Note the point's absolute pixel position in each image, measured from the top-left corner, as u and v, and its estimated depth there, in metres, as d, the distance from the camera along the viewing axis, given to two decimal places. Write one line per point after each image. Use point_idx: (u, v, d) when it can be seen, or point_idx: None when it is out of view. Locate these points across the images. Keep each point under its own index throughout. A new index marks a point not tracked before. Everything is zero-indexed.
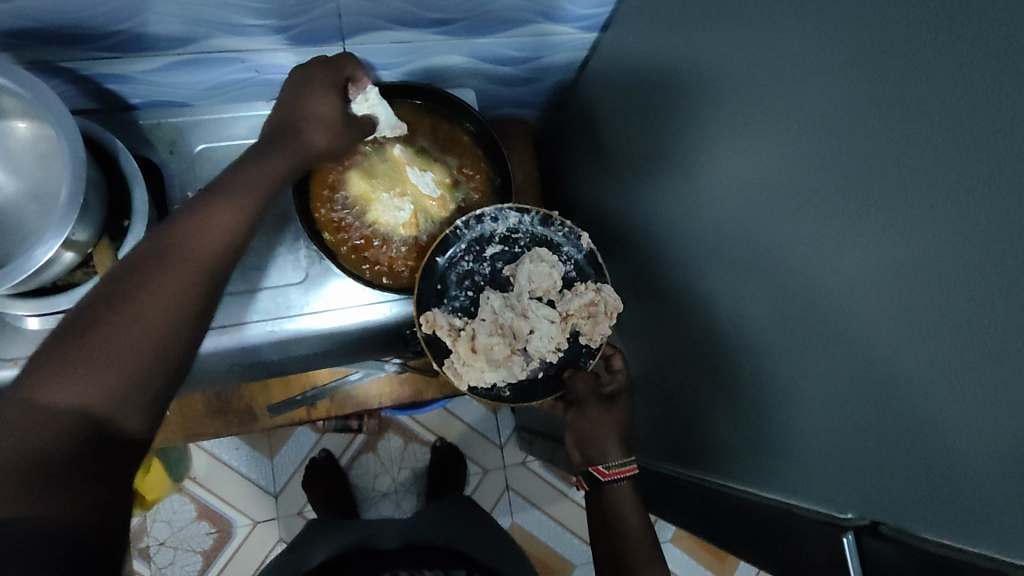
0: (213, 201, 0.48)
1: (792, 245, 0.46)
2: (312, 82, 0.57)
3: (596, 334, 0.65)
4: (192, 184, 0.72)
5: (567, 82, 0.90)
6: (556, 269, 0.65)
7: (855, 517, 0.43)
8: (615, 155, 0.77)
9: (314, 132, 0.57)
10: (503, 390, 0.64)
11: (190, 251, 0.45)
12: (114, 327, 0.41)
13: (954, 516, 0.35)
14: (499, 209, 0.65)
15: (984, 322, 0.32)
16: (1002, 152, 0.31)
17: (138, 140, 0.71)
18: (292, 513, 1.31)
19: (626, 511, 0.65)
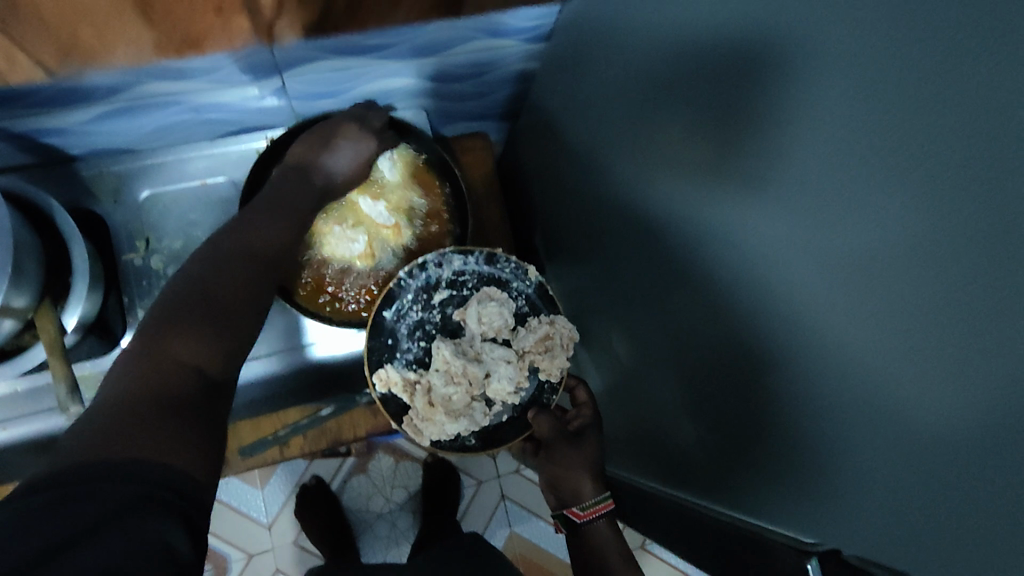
0: (280, 208, 0.58)
1: (749, 261, 0.45)
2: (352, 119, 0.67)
3: (556, 367, 0.64)
4: (140, 231, 0.70)
5: (522, 92, 0.88)
6: (506, 308, 0.65)
7: (821, 542, 0.41)
8: (574, 165, 0.76)
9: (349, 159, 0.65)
10: (468, 438, 0.64)
11: (268, 245, 0.55)
12: (217, 302, 0.49)
13: (917, 545, 0.34)
14: (442, 254, 0.66)
15: (932, 346, 0.31)
16: (943, 170, 0.30)
17: (82, 192, 0.70)
18: (286, 543, 1.30)
19: (608, 546, 0.64)
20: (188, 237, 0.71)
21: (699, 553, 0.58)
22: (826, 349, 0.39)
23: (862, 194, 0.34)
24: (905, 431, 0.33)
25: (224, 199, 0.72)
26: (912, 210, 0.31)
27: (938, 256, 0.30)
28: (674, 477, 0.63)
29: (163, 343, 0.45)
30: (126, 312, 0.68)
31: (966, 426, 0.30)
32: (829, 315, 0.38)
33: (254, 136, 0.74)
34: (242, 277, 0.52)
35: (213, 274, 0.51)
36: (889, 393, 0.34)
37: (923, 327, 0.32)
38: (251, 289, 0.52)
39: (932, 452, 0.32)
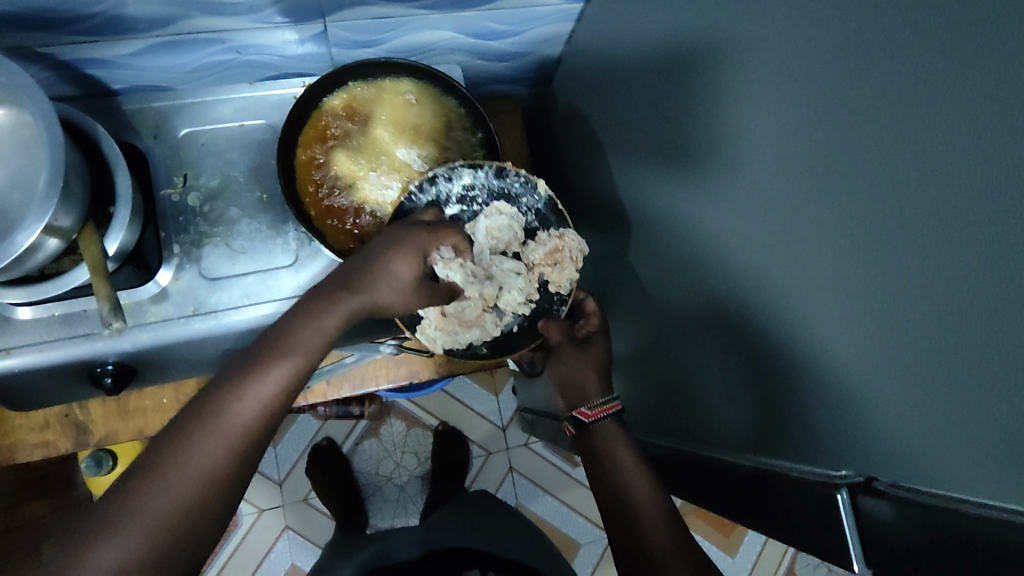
0: (266, 359, 0.50)
1: (773, 212, 0.45)
2: (404, 245, 0.56)
3: (564, 279, 0.67)
4: (178, 168, 0.71)
5: (553, 58, 0.89)
6: (515, 221, 0.67)
7: (850, 474, 0.42)
8: (602, 128, 0.76)
9: (393, 276, 0.55)
10: (480, 347, 0.67)
11: (232, 416, 0.47)
12: (184, 460, 0.45)
13: (955, 471, 0.34)
14: (452, 168, 0.67)
15: (967, 277, 0.31)
16: (986, 102, 0.30)
17: (122, 126, 0.70)
18: (297, 500, 1.32)
19: (615, 440, 0.65)
20: (225, 177, 0.72)
21: (727, 501, 0.59)
22: (852, 292, 0.39)
23: (900, 130, 0.34)
24: (935, 364, 0.34)
25: (261, 142, 0.73)
26: (955, 144, 0.31)
27: (975, 188, 0.31)
28: (691, 436, 0.64)
29: (106, 528, 0.42)
30: (162, 246, 0.69)
31: (1001, 350, 0.30)
32: (856, 256, 0.38)
33: (293, 81, 0.75)
34: (211, 445, 0.46)
35: (180, 439, 0.46)
36: (919, 328, 0.35)
37: (958, 262, 0.32)
38: (214, 466, 0.46)
39: (965, 382, 0.32)
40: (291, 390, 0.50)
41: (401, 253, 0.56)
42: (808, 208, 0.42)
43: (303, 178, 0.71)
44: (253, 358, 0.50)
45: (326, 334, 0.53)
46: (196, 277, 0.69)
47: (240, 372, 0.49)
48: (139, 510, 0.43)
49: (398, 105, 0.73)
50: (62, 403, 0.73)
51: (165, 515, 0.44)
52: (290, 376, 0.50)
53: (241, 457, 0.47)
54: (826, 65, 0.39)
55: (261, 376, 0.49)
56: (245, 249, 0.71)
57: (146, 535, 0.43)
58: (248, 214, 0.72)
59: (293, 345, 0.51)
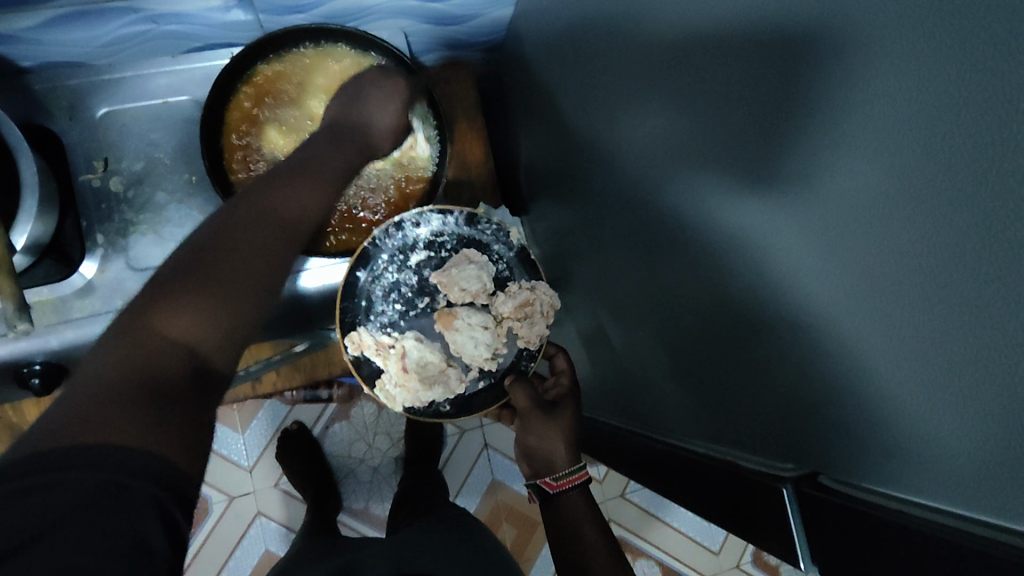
0: (300, 176, 0.50)
1: (710, 187, 0.42)
2: (382, 89, 0.61)
3: (534, 334, 0.67)
4: (98, 151, 0.66)
5: (504, 21, 0.84)
6: (485, 272, 0.68)
7: (795, 466, 0.41)
8: (551, 96, 0.73)
9: (383, 112, 0.60)
10: (442, 405, 0.67)
11: (276, 220, 0.46)
12: (235, 256, 0.43)
13: (909, 472, 0.32)
14: (420, 213, 0.67)
15: (912, 262, 0.29)
16: (928, 67, 0.26)
17: (33, 107, 0.65)
18: (268, 486, 1.30)
19: (581, 518, 0.61)
20: (150, 160, 0.67)
21: (684, 491, 0.56)
22: (791, 276, 0.36)
23: (840, 100, 0.31)
24: (878, 355, 0.32)
25: (187, 120, 0.69)
26: (890, 113, 0.28)
27: (915, 164, 0.28)
28: (649, 424, 0.61)
29: (166, 314, 0.39)
30: (85, 236, 0.65)
31: (944, 341, 0.28)
32: (802, 237, 0.35)
33: (220, 54, 0.70)
34: (265, 232, 0.45)
35: (227, 238, 0.43)
36: (859, 315, 0.32)
37: (909, 246, 0.29)
38: (268, 251, 0.45)
39: (909, 374, 0.30)
40: (322, 211, 0.50)
41: (381, 95, 0.61)
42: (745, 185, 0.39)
43: (230, 156, 0.67)
44: (283, 178, 0.49)
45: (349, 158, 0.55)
46: (124, 268, 0.65)
47: (269, 190, 0.48)
48: (204, 281, 0.41)
49: (332, 74, 0.68)
50: None
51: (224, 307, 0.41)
52: (323, 191, 0.50)
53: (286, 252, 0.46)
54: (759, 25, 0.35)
55: (301, 182, 0.49)
56: (175, 236, 0.67)
57: (213, 305, 0.40)
58: (179, 200, 0.68)
59: (318, 170, 0.51)
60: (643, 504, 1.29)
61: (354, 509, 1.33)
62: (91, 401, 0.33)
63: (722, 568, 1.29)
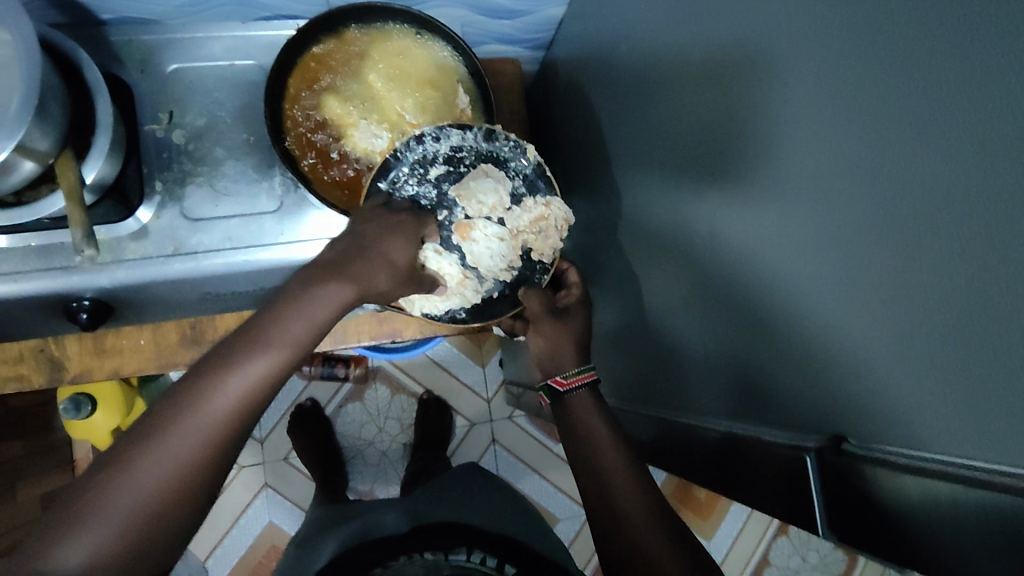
0: (270, 333, 0.46)
1: (761, 174, 0.44)
2: (393, 231, 0.57)
3: (547, 248, 0.70)
4: (164, 104, 0.70)
5: (557, 20, 0.87)
6: (502, 186, 0.69)
7: (820, 436, 0.42)
8: (597, 92, 0.75)
9: (393, 250, 0.56)
10: (458, 312, 0.71)
11: (239, 383, 0.44)
12: (197, 417, 0.43)
13: (936, 442, 0.33)
14: (441, 128, 0.66)
15: (935, 237, 0.31)
16: (969, 51, 0.28)
17: (108, 57, 0.69)
18: (278, 459, 1.32)
19: (591, 413, 0.62)
20: (211, 117, 0.71)
21: (707, 470, 0.57)
22: (826, 251, 0.38)
23: (885, 82, 0.33)
24: (907, 324, 0.33)
25: (249, 83, 0.72)
26: (930, 90, 0.30)
27: (951, 140, 0.29)
28: (673, 405, 0.63)
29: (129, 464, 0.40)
30: (144, 182, 0.67)
31: (965, 311, 0.30)
32: (841, 214, 0.37)
33: (285, 23, 0.73)
34: (187, 440, 0.42)
35: (199, 393, 0.43)
36: (890, 287, 0.34)
37: (937, 216, 0.30)
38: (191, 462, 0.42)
39: (932, 342, 0.32)
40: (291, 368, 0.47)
41: (396, 235, 0.57)
42: (788, 168, 0.41)
43: (288, 121, 0.69)
44: (261, 329, 0.46)
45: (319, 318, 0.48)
46: (177, 216, 0.68)
47: (254, 338, 0.46)
48: (101, 509, 0.39)
49: (391, 51, 0.71)
50: (37, 337, 0.72)
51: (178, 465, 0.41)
52: (289, 354, 0.46)
53: (224, 448, 0.44)
54: (813, 13, 0.37)
55: (243, 364, 0.44)
56: (229, 191, 0.70)
57: (120, 528, 0.39)
58: (236, 157, 0.71)
59: (288, 325, 0.46)
60: None
61: (360, 491, 1.35)
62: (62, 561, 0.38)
63: None
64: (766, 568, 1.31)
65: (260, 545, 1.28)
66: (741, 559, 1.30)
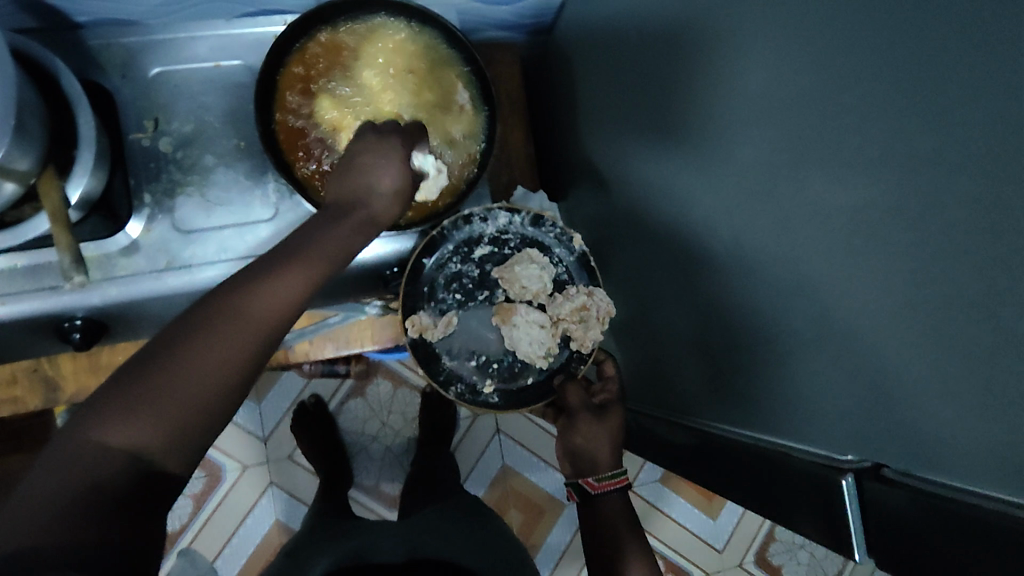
0: (295, 256, 0.44)
1: (789, 181, 0.42)
2: (385, 150, 0.53)
3: (588, 339, 0.69)
4: (149, 110, 0.66)
5: (555, 5, 0.83)
6: (546, 272, 0.71)
7: (858, 459, 0.41)
8: (600, 82, 0.72)
9: (385, 171, 0.52)
10: (491, 395, 0.71)
11: (269, 299, 0.42)
12: (234, 324, 0.40)
13: (985, 468, 0.32)
14: (489, 209, 0.71)
15: (1000, 261, 0.29)
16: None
17: (88, 63, 0.65)
18: (282, 458, 1.31)
19: (618, 517, 0.66)
20: (200, 122, 0.67)
21: (729, 482, 0.57)
22: (871, 269, 0.36)
23: (931, 97, 0.31)
24: (957, 349, 0.32)
25: (238, 84, 0.68)
26: (980, 107, 0.28)
27: (1004, 164, 0.28)
28: (696, 413, 0.63)
29: (181, 357, 0.38)
30: (133, 195, 0.65)
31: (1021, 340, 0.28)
32: (879, 228, 0.35)
33: (273, 19, 0.69)
34: (230, 344, 0.40)
35: (241, 292, 0.41)
36: (942, 311, 0.32)
37: (990, 241, 0.29)
38: (236, 364, 0.40)
39: (991, 369, 0.30)
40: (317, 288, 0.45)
41: (388, 154, 0.52)
42: (825, 178, 0.39)
43: (280, 126, 0.66)
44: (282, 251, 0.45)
45: (347, 243, 0.48)
46: (169, 229, 0.65)
47: (276, 261, 0.44)
48: (158, 400, 0.37)
49: (386, 48, 0.68)
50: (31, 358, 0.69)
51: (226, 363, 0.39)
52: (312, 276, 0.44)
53: (263, 355, 0.42)
54: (853, 14, 0.35)
55: (274, 281, 0.43)
56: (222, 200, 0.67)
57: (172, 418, 0.37)
58: (229, 164, 0.68)
59: (312, 245, 0.45)
60: (651, 497, 1.30)
61: (365, 486, 1.34)
62: (120, 443, 0.35)
63: (724, 565, 1.30)
64: (771, 545, 1.32)
65: (268, 543, 1.28)
66: (746, 538, 1.31)
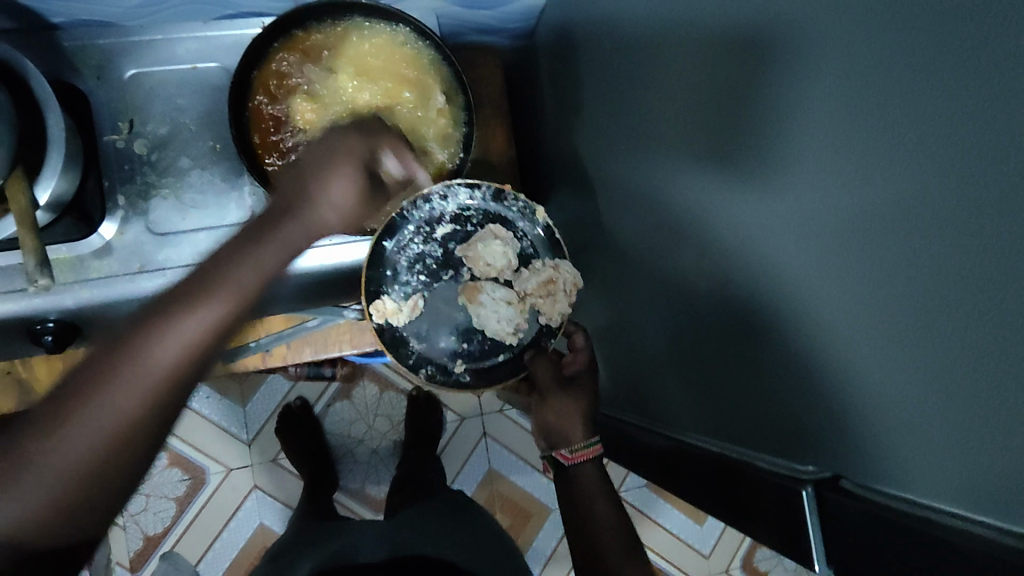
0: (198, 294, 0.39)
1: (754, 192, 0.42)
2: (334, 159, 0.44)
3: (556, 311, 0.69)
4: (124, 112, 0.66)
5: (536, 11, 0.83)
6: (511, 248, 0.70)
7: (816, 470, 0.41)
8: (580, 88, 0.72)
9: (334, 185, 0.44)
10: (462, 376, 0.69)
11: (162, 352, 0.38)
12: (126, 379, 0.37)
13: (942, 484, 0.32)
14: (448, 186, 0.68)
15: (956, 272, 0.29)
16: (1000, 76, 0.26)
17: (63, 64, 0.65)
18: (266, 460, 1.30)
19: (594, 490, 0.66)
20: (176, 124, 0.67)
21: (701, 491, 0.57)
22: (830, 278, 0.36)
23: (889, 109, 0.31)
24: (912, 363, 0.32)
25: (215, 87, 0.68)
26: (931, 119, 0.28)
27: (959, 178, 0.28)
28: (662, 422, 0.63)
29: (65, 416, 0.37)
30: (106, 197, 0.64)
31: (976, 354, 0.28)
32: (838, 240, 0.35)
33: (251, 21, 0.69)
34: (124, 395, 0.38)
35: (133, 339, 0.38)
36: (898, 324, 0.32)
37: (946, 254, 0.29)
38: (133, 414, 0.38)
39: (948, 381, 0.30)
40: (227, 330, 0.40)
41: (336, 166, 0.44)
42: (790, 188, 0.38)
43: (257, 128, 0.66)
44: (186, 287, 0.40)
45: (265, 270, 0.41)
46: (143, 231, 0.65)
47: (179, 296, 0.39)
48: (46, 460, 0.36)
49: (363, 50, 0.67)
50: (3, 360, 0.69)
51: (116, 419, 0.37)
52: (221, 318, 0.40)
53: (166, 402, 0.39)
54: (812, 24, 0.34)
55: (174, 324, 0.39)
56: (197, 203, 0.67)
57: (62, 476, 0.37)
58: (204, 167, 0.67)
59: (220, 281, 0.40)
60: (636, 502, 1.29)
61: (351, 489, 1.34)
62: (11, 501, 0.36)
63: (711, 570, 1.30)
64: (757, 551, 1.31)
65: (251, 546, 1.27)
66: (733, 544, 1.31)
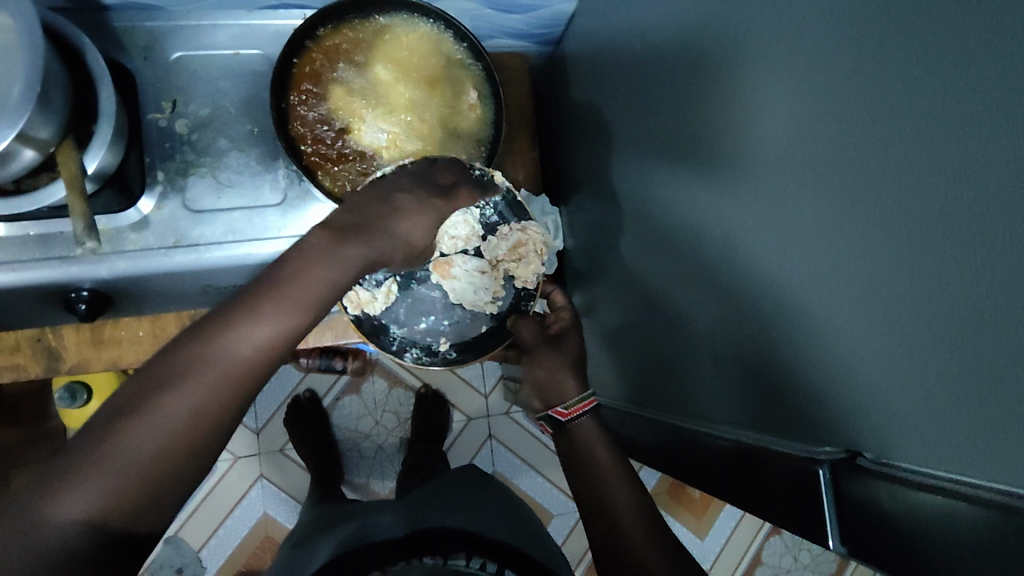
0: (260, 303, 0.45)
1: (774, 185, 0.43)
2: (396, 201, 0.56)
3: (530, 273, 0.72)
4: (167, 92, 0.68)
5: (565, 17, 0.85)
6: (473, 217, 0.70)
7: (835, 449, 0.41)
8: (605, 90, 0.74)
9: (398, 222, 0.55)
10: (448, 351, 0.72)
11: (232, 351, 0.43)
12: (198, 375, 0.42)
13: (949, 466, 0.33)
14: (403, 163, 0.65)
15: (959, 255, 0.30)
16: (1006, 67, 0.27)
17: (112, 43, 0.67)
18: (274, 450, 1.31)
19: (596, 440, 0.65)
20: (215, 106, 0.69)
21: (719, 483, 0.58)
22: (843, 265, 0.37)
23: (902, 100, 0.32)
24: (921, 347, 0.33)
25: (255, 73, 0.71)
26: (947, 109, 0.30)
27: (966, 164, 0.29)
28: (680, 414, 0.63)
29: (142, 409, 0.40)
30: (146, 172, 0.66)
31: (979, 336, 0.29)
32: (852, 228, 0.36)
33: (293, 13, 0.71)
34: (196, 391, 0.42)
35: (203, 339, 0.43)
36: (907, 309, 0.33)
37: (953, 239, 0.30)
38: (203, 409, 0.42)
39: (953, 361, 0.31)
40: (287, 339, 0.46)
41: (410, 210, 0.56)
42: (805, 180, 0.40)
43: (294, 114, 0.68)
44: (243, 297, 0.46)
45: (321, 288, 0.48)
46: (179, 208, 0.67)
47: (240, 306, 0.45)
48: (120, 450, 0.39)
49: (401, 44, 0.70)
50: (36, 326, 0.71)
51: (187, 411, 0.41)
52: (282, 326, 0.46)
53: (230, 404, 0.44)
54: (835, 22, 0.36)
55: (239, 328, 0.44)
56: (232, 182, 0.69)
57: (135, 464, 0.39)
58: (240, 149, 0.70)
59: (279, 292, 0.46)
60: None
61: (356, 484, 1.35)
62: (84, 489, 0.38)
63: None
64: (757, 568, 1.31)
65: (255, 535, 1.28)
66: (733, 559, 1.31)
